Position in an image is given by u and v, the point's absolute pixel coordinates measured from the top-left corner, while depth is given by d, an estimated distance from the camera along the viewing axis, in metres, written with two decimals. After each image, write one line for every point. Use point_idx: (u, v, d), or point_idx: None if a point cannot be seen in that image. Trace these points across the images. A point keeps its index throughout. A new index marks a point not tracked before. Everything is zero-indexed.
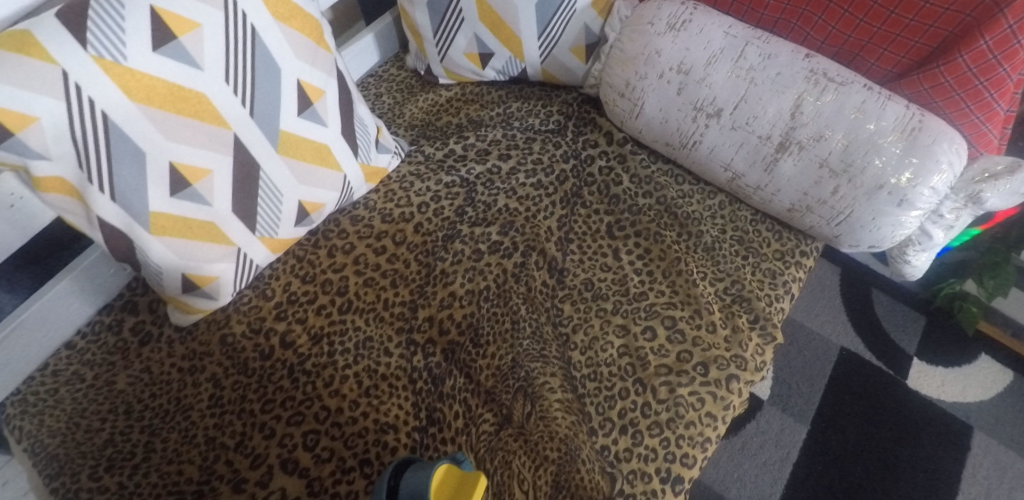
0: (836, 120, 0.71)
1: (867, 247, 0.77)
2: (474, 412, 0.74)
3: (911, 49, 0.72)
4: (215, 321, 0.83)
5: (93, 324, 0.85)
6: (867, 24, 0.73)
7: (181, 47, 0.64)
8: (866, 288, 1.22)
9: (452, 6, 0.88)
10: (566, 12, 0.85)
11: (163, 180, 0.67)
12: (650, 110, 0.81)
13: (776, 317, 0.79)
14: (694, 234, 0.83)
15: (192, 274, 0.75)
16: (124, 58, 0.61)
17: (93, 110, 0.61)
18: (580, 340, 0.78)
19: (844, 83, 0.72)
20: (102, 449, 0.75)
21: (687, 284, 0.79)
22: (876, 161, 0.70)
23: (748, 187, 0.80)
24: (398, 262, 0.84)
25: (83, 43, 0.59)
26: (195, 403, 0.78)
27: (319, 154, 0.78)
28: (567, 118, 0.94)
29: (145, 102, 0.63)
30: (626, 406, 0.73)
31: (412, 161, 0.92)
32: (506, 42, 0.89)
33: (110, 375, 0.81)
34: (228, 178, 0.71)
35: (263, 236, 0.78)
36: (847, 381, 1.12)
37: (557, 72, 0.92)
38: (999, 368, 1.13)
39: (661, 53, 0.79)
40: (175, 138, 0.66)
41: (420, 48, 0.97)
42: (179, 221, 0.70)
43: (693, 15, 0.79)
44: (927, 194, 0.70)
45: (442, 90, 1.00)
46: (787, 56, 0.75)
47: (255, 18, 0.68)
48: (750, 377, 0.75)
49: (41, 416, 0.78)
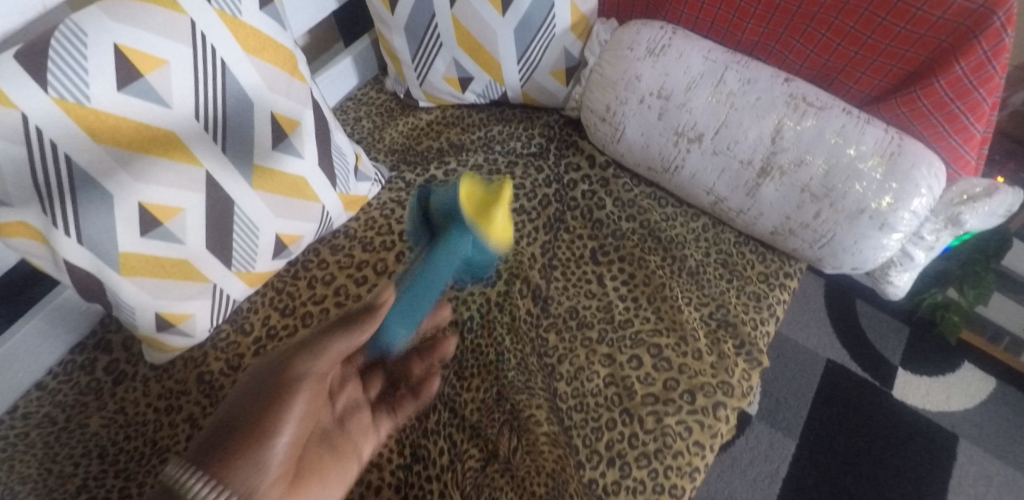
0: (816, 146, 0.71)
1: (849, 269, 0.76)
2: (460, 448, 0.73)
3: (888, 73, 0.71)
4: (192, 358, 0.81)
5: (65, 363, 0.82)
6: (845, 49, 0.72)
7: (148, 85, 0.62)
8: (850, 299, 1.22)
9: (430, 31, 0.87)
10: (545, 37, 0.84)
11: (132, 221, 0.65)
12: (631, 135, 0.81)
13: (761, 340, 0.79)
14: (678, 258, 0.83)
15: (166, 313, 0.73)
16: (88, 98, 0.59)
17: (57, 153, 0.59)
18: (566, 370, 0.78)
19: (823, 108, 0.72)
20: (75, 495, 0.73)
21: (671, 311, 0.79)
22: (856, 186, 0.70)
23: (730, 210, 0.80)
24: (380, 293, 0.83)
25: (43, 85, 0.57)
26: (172, 444, 0.76)
27: (296, 186, 0.76)
28: (548, 140, 0.93)
29: (110, 143, 0.61)
30: (613, 437, 0.72)
31: (393, 188, 0.91)
32: (485, 66, 0.88)
33: (82, 417, 0.78)
34: (201, 215, 0.69)
35: (239, 271, 0.76)
36: (833, 394, 1.13)
37: (537, 95, 0.91)
38: (982, 376, 1.14)
39: (641, 78, 0.78)
40: (144, 178, 0.64)
41: (399, 72, 0.95)
42: (150, 261, 0.68)
43: (672, 40, 0.78)
44: (908, 218, 0.69)
45: (422, 113, 0.99)
46: (767, 80, 0.75)
47: (224, 52, 0.66)
48: (737, 403, 0.74)
49: (10, 462, 0.75)
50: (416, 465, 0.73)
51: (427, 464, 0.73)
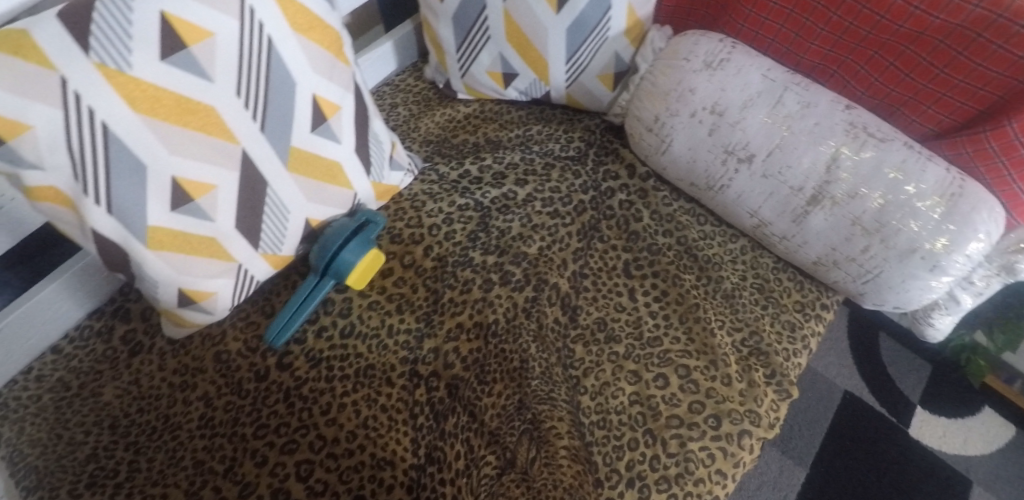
0: (873, 179, 0.68)
1: (891, 306, 0.74)
2: (476, 454, 0.72)
3: (957, 109, 0.69)
4: (210, 336, 0.79)
5: (82, 328, 0.81)
6: (913, 80, 0.70)
7: (192, 57, 0.59)
8: (874, 332, 1.20)
9: (479, 23, 0.84)
10: (597, 39, 0.81)
11: (163, 194, 0.63)
12: (678, 149, 0.79)
13: (792, 372, 0.77)
14: (714, 279, 0.81)
15: (189, 290, 0.71)
16: (129, 66, 0.56)
17: (93, 120, 0.56)
18: (590, 384, 0.76)
19: (884, 140, 0.69)
20: (84, 464, 0.73)
21: (703, 333, 0.77)
22: (911, 225, 0.67)
23: (773, 235, 0.77)
24: (405, 286, 0.81)
25: (85, 49, 0.54)
26: (185, 422, 0.75)
27: (330, 171, 0.74)
28: (588, 145, 0.91)
29: (149, 114, 0.59)
30: (634, 457, 0.71)
31: (425, 180, 0.89)
32: (532, 64, 0.86)
33: (97, 385, 0.77)
34: (233, 193, 0.67)
35: (265, 253, 0.75)
36: (849, 427, 1.10)
37: (582, 98, 0.89)
38: (1003, 423, 1.10)
39: (695, 91, 0.75)
40: (180, 152, 0.62)
41: (441, 61, 0.93)
42: (178, 236, 0.66)
43: (731, 54, 0.75)
44: (961, 262, 0.66)
45: (460, 105, 0.97)
46: (827, 106, 0.72)
47: (272, 29, 0.63)
48: (764, 434, 0.72)
49: (21, 423, 0.75)
50: (430, 467, 0.71)
51: (441, 466, 0.71)
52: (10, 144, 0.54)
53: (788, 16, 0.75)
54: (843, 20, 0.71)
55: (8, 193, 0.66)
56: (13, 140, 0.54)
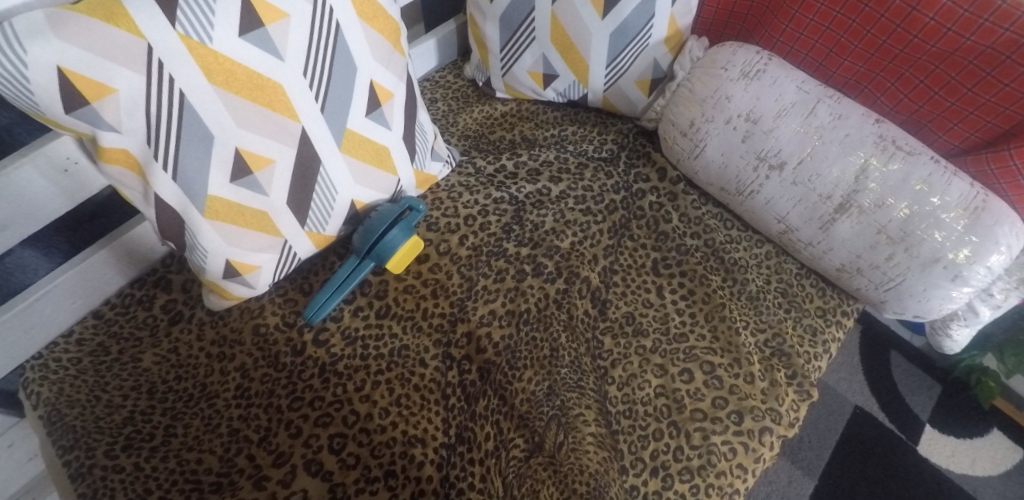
0: (900, 190, 0.71)
1: (911, 315, 0.77)
2: (505, 436, 0.74)
3: (982, 127, 0.72)
4: (249, 309, 0.81)
5: (123, 296, 0.83)
6: (941, 98, 0.74)
7: (266, 35, 0.63)
8: (884, 350, 1.22)
9: (525, 24, 0.89)
10: (638, 46, 0.86)
11: (225, 165, 0.66)
12: (711, 153, 0.82)
13: (813, 375, 0.79)
14: (740, 281, 0.84)
15: (236, 262, 0.73)
16: (210, 39, 0.60)
17: (173, 88, 0.60)
18: (618, 375, 0.79)
19: (912, 153, 0.72)
20: (121, 426, 0.73)
21: (728, 331, 0.79)
22: (935, 235, 0.69)
23: (799, 241, 0.80)
24: (441, 273, 0.83)
25: (172, 20, 0.58)
26: (221, 391, 0.76)
27: (379, 155, 0.78)
28: (621, 148, 0.95)
29: (223, 86, 0.62)
30: (659, 448, 0.73)
31: (463, 172, 0.92)
32: (574, 66, 0.90)
33: (136, 351, 0.79)
34: (289, 169, 0.70)
35: (310, 231, 0.78)
36: (858, 441, 1.12)
37: (618, 102, 0.93)
38: (1010, 445, 1.12)
39: (731, 98, 0.79)
40: (246, 125, 0.65)
41: (483, 60, 0.98)
42: (233, 207, 0.69)
43: (767, 66, 0.79)
44: (982, 273, 0.69)
45: (497, 104, 1.01)
46: (858, 118, 0.75)
47: (340, 15, 0.67)
48: (784, 432, 0.75)
49: (61, 384, 0.76)
50: (460, 446, 0.73)
51: (471, 446, 0.73)
52: (93, 106, 0.57)
53: (823, 32, 0.79)
54: (876, 38, 0.75)
55: (74, 157, 0.68)
56: (96, 102, 0.57)
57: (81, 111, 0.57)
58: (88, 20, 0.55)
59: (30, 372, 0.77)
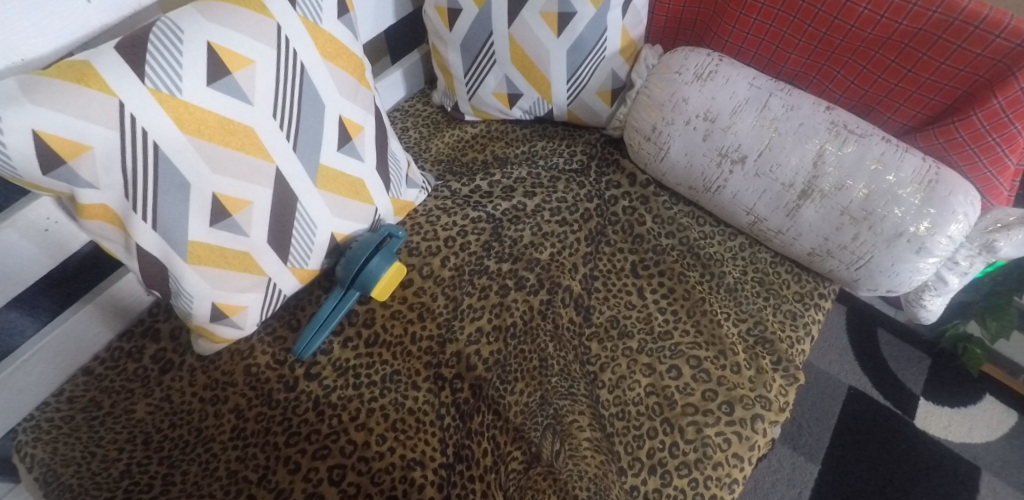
0: (857, 172, 0.74)
1: (885, 291, 0.78)
2: (502, 450, 0.74)
3: (926, 105, 0.76)
4: (239, 351, 0.81)
5: (112, 350, 0.82)
6: (884, 81, 0.77)
7: (234, 82, 0.66)
8: (871, 328, 1.24)
9: (486, 48, 0.92)
10: (596, 58, 0.90)
11: (203, 211, 0.68)
12: (675, 155, 0.85)
13: (798, 358, 0.81)
14: (717, 275, 0.86)
15: (221, 303, 0.74)
16: (180, 91, 0.63)
17: (147, 140, 0.62)
18: (607, 378, 0.80)
19: (863, 136, 0.76)
20: (117, 480, 0.72)
21: (711, 325, 0.82)
22: (896, 211, 0.72)
23: (769, 230, 0.83)
24: (426, 295, 0.84)
25: (141, 76, 0.61)
26: (217, 434, 0.76)
27: (354, 187, 0.80)
28: (590, 158, 0.98)
29: (195, 134, 0.65)
30: (654, 446, 0.74)
31: (438, 196, 0.94)
32: (536, 84, 0.93)
33: (129, 403, 0.78)
34: (266, 208, 0.72)
35: (293, 267, 0.79)
36: (856, 421, 1.13)
37: (582, 114, 0.97)
38: (1004, 409, 1.14)
39: (688, 100, 0.82)
40: (220, 170, 0.67)
41: (450, 86, 1.01)
42: (214, 250, 0.71)
43: (719, 67, 0.83)
44: (944, 243, 0.72)
45: (467, 126, 1.04)
46: (809, 108, 0.79)
47: (304, 56, 0.70)
48: (775, 417, 0.76)
49: (54, 444, 0.75)
50: (459, 465, 0.74)
51: (470, 463, 0.74)
52: (70, 165, 0.59)
53: (768, 31, 0.83)
54: (817, 31, 0.78)
55: (53, 216, 0.70)
56: (72, 161, 0.59)
57: (58, 171, 0.59)
58: (59, 84, 0.58)
59: (23, 435, 0.76)
